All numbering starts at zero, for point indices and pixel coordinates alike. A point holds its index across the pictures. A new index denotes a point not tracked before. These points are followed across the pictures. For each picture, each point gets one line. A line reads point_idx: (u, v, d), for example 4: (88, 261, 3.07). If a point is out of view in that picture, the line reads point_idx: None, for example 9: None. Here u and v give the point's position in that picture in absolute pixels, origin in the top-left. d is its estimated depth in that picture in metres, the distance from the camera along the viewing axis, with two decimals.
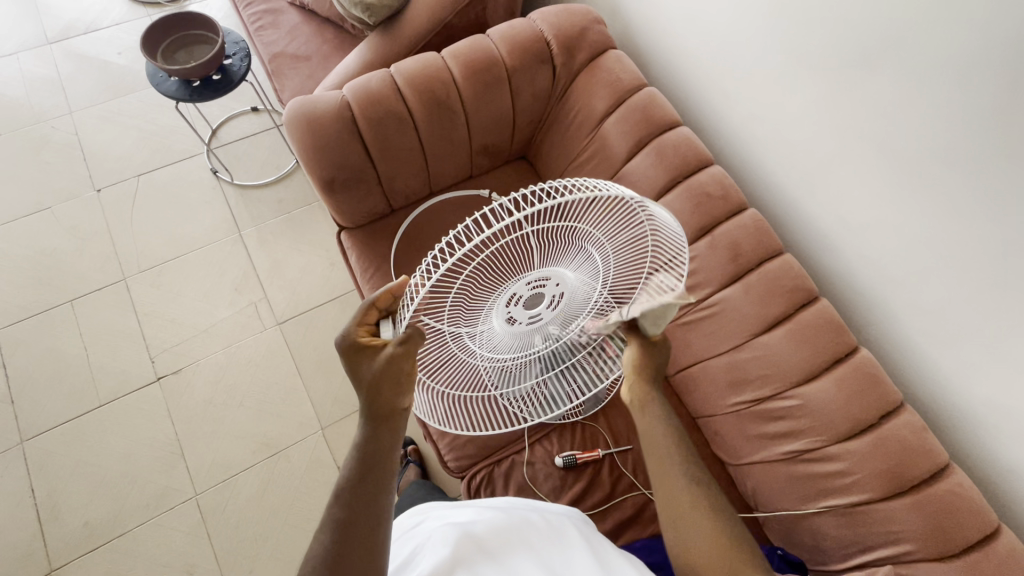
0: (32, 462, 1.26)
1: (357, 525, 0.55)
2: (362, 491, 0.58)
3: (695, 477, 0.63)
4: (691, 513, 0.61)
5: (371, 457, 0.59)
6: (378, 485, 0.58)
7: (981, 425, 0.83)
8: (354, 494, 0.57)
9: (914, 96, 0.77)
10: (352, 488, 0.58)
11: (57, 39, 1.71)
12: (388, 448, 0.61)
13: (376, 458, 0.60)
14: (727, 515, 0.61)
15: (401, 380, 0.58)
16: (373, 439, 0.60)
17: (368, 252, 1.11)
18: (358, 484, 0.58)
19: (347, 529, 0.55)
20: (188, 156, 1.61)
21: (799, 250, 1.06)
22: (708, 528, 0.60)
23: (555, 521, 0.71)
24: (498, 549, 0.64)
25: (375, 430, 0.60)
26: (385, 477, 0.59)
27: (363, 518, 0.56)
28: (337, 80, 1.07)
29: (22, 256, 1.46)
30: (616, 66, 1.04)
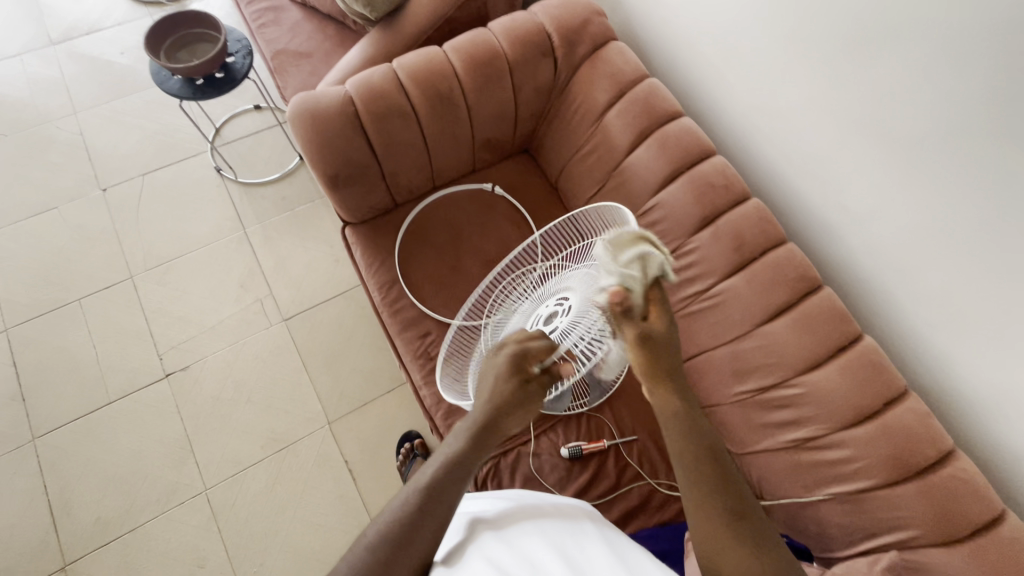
0: (44, 459, 1.28)
1: (436, 519, 0.61)
2: (444, 497, 0.62)
3: (709, 469, 0.60)
4: (700, 506, 0.59)
5: (459, 469, 0.64)
6: (456, 492, 0.63)
7: (985, 410, 0.83)
8: (434, 493, 0.62)
9: (918, 81, 0.77)
10: (436, 485, 0.63)
11: (60, 40, 1.72)
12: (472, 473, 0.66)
13: (465, 468, 0.65)
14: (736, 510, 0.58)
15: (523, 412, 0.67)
16: (474, 456, 0.66)
17: (373, 246, 1.12)
18: (441, 483, 0.63)
19: (420, 518, 0.60)
20: (192, 154, 1.62)
21: (801, 239, 1.06)
22: (712, 520, 0.58)
23: (565, 507, 0.71)
24: (509, 529, 0.64)
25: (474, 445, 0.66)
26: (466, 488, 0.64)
27: (441, 511, 0.61)
28: (339, 76, 1.07)
29: (30, 256, 1.47)
30: (617, 57, 1.04)
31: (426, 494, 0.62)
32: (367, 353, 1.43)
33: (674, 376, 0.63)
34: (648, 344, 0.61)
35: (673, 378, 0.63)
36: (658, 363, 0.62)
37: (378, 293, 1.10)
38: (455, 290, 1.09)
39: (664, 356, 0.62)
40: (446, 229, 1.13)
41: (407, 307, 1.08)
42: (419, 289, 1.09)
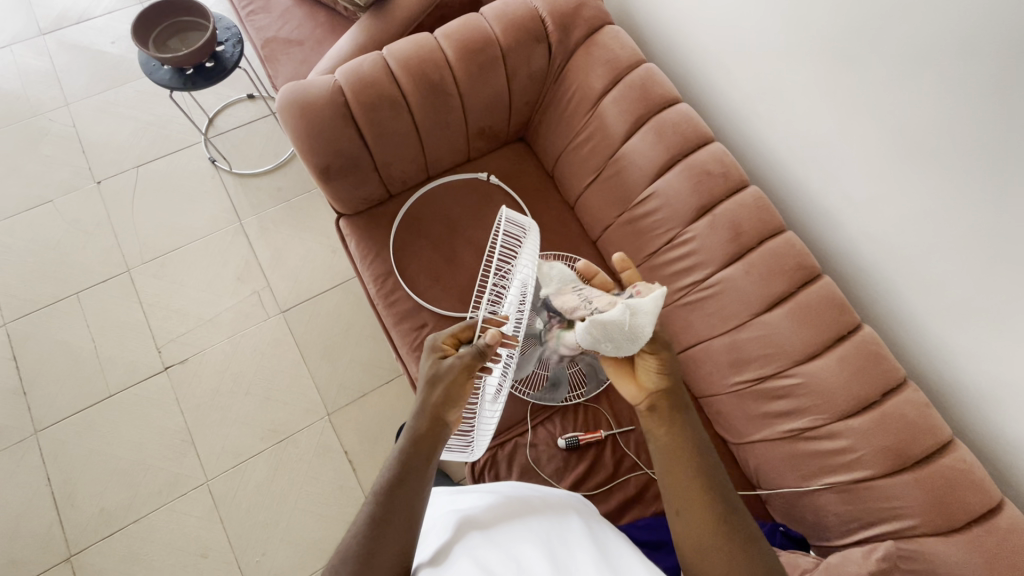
0: (47, 452, 1.29)
1: (398, 524, 0.61)
2: (400, 498, 0.63)
3: (710, 478, 0.64)
4: (697, 512, 0.61)
5: (410, 468, 0.65)
6: (414, 495, 0.63)
7: (983, 400, 0.82)
8: (392, 500, 0.63)
9: (922, 65, 0.74)
10: (390, 492, 0.63)
11: (50, 30, 1.70)
12: (426, 471, 0.66)
13: (417, 466, 0.66)
14: (734, 517, 0.61)
15: (453, 396, 0.70)
16: (422, 456, 0.66)
17: (367, 238, 1.11)
18: (395, 486, 0.63)
19: (382, 528, 0.61)
20: (186, 146, 1.61)
21: (800, 228, 1.04)
22: (712, 527, 0.60)
23: (553, 501, 0.72)
24: (495, 526, 0.65)
25: (417, 442, 0.67)
26: (423, 488, 0.65)
27: (402, 516, 0.62)
28: (329, 64, 1.05)
29: (27, 250, 1.47)
30: (613, 42, 1.02)
31: (384, 501, 0.62)
32: (365, 344, 1.43)
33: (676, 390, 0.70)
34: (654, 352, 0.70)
35: (678, 397, 0.70)
36: (669, 379, 0.70)
37: (373, 285, 1.09)
38: (450, 282, 1.08)
39: (672, 373, 0.71)
40: (440, 220, 1.12)
41: (403, 299, 1.07)
42: (414, 281, 1.08)
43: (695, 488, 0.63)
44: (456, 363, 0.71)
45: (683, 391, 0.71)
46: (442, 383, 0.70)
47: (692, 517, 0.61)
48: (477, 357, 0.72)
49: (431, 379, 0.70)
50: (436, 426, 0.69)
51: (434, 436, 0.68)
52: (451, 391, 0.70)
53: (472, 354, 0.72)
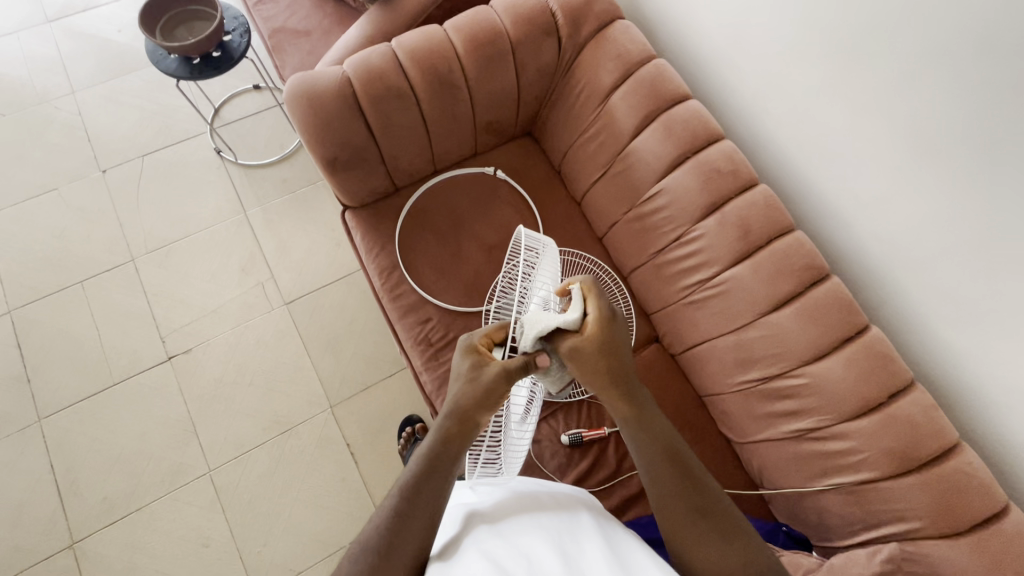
0: (51, 439, 1.29)
1: (420, 520, 0.62)
2: (425, 497, 0.64)
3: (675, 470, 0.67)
4: (672, 505, 0.65)
5: (438, 468, 0.66)
6: (438, 495, 0.64)
7: (991, 404, 0.82)
8: (416, 497, 0.64)
9: (937, 64, 0.73)
10: (416, 488, 0.64)
11: (56, 17, 1.69)
12: (452, 471, 0.67)
13: (445, 466, 0.67)
14: (705, 506, 0.65)
15: (491, 399, 0.69)
16: (451, 456, 0.67)
17: (373, 231, 1.11)
18: (421, 483, 0.65)
19: (404, 523, 0.62)
20: (191, 136, 1.60)
21: (809, 228, 1.03)
22: (687, 520, 0.64)
23: (561, 497, 0.71)
24: (505, 520, 0.64)
25: (446, 442, 0.68)
26: (448, 487, 0.66)
27: (425, 512, 0.63)
28: (337, 55, 1.05)
29: (31, 238, 1.47)
30: (624, 37, 1.01)
31: (409, 497, 0.63)
32: (368, 337, 1.43)
33: (615, 378, 0.70)
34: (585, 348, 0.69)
35: (617, 385, 0.70)
36: (597, 364, 0.69)
37: (378, 278, 1.09)
38: (456, 277, 1.07)
39: (612, 361, 0.70)
40: (447, 214, 1.11)
41: (408, 293, 1.07)
42: (419, 275, 1.08)
43: (675, 485, 0.66)
44: (497, 370, 0.69)
45: (626, 376, 0.71)
46: (477, 387, 0.69)
47: (667, 510, 0.66)
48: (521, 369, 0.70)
49: (469, 382, 0.69)
50: (468, 429, 0.69)
51: (464, 438, 0.69)
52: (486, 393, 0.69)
53: (518, 364, 0.69)
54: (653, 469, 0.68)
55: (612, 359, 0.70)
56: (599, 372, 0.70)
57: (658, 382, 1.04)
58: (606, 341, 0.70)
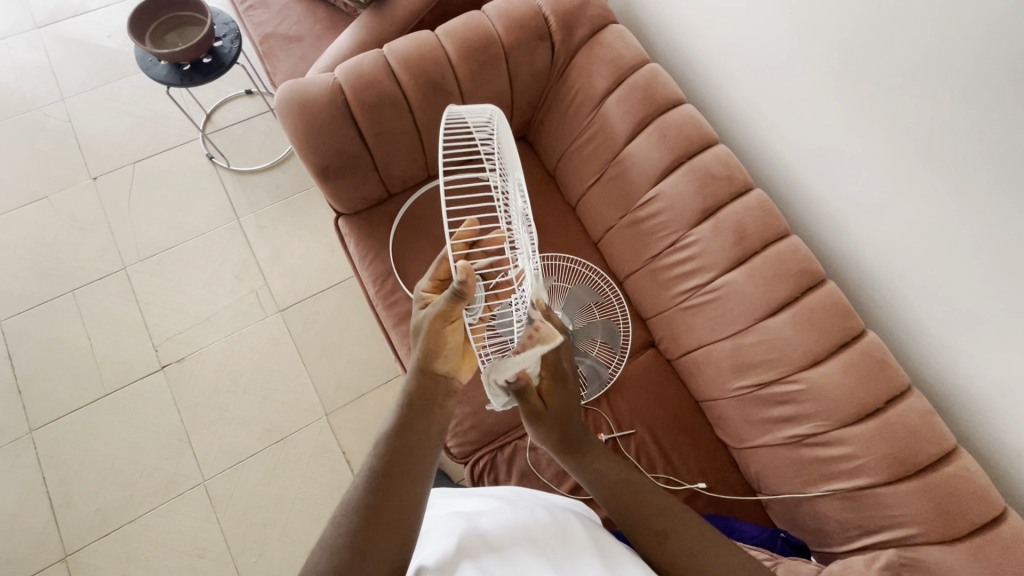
0: (42, 450, 1.28)
1: (400, 484, 0.61)
2: (401, 459, 0.62)
3: (637, 497, 0.75)
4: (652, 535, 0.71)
5: (412, 422, 0.66)
6: (416, 457, 0.64)
7: (987, 408, 0.82)
8: (393, 460, 0.62)
9: (927, 69, 0.74)
10: (392, 449, 0.63)
11: (45, 23, 1.68)
12: (429, 431, 0.66)
13: (416, 425, 0.66)
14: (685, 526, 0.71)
15: (442, 347, 0.68)
16: (422, 415, 0.67)
17: (366, 238, 1.10)
18: (396, 443, 0.63)
19: (381, 488, 0.60)
20: (184, 142, 1.59)
21: (804, 231, 1.03)
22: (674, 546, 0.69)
23: (554, 510, 0.72)
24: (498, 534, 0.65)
25: (417, 401, 0.67)
26: (424, 447, 0.65)
27: (403, 472, 0.62)
28: (328, 61, 1.04)
29: (22, 247, 1.45)
30: (617, 41, 1.00)
31: (388, 455, 0.63)
32: (363, 343, 1.42)
33: (568, 442, 0.81)
34: (540, 418, 0.81)
35: (572, 447, 0.81)
36: (551, 431, 0.81)
37: (372, 286, 1.08)
38: None
39: (554, 423, 0.82)
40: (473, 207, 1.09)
41: (403, 299, 1.06)
42: (413, 281, 1.07)
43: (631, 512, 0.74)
44: (432, 312, 0.66)
45: (576, 438, 0.82)
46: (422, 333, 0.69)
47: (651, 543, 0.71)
48: (454, 301, 0.63)
49: (414, 333, 0.69)
50: (439, 380, 0.69)
51: (437, 381, 0.69)
52: (432, 339, 0.67)
53: (449, 298, 0.62)
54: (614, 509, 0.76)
55: (558, 428, 0.81)
56: (547, 437, 0.81)
57: (655, 388, 1.03)
58: (555, 424, 0.82)
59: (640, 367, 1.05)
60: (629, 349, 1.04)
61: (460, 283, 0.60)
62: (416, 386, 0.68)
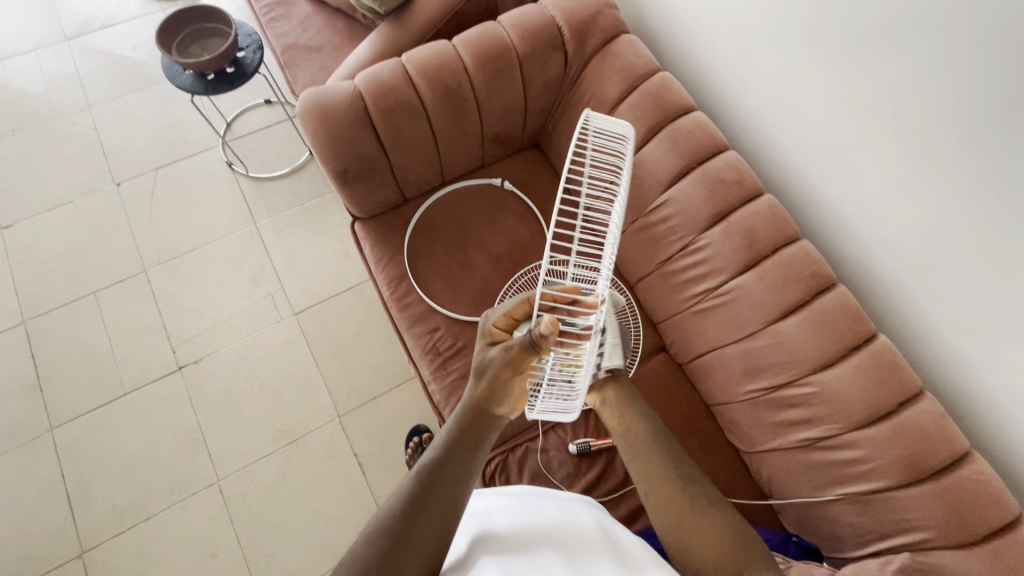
0: (62, 449, 1.31)
1: (434, 513, 0.61)
2: (440, 486, 0.63)
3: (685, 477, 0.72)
4: (691, 514, 0.69)
5: (456, 457, 0.66)
6: (457, 485, 0.64)
7: (1001, 412, 0.82)
8: (434, 487, 0.63)
9: (933, 76, 0.75)
10: (432, 476, 0.64)
11: (74, 35, 1.74)
12: (472, 467, 0.67)
13: (460, 460, 0.66)
14: (724, 511, 0.69)
15: (504, 391, 0.66)
16: (468, 451, 0.67)
17: (382, 242, 1.12)
18: (438, 471, 0.64)
19: (418, 510, 0.61)
20: (204, 149, 1.63)
21: (814, 237, 1.04)
22: (709, 526, 0.68)
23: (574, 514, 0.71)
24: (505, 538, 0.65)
25: (465, 437, 0.67)
26: (465, 481, 0.65)
27: (440, 501, 0.62)
28: (348, 70, 1.07)
29: (47, 249, 1.49)
30: (629, 50, 1.03)
31: (426, 485, 0.63)
32: (376, 347, 1.44)
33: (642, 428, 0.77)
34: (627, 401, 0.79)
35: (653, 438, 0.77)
36: (641, 418, 0.78)
37: (387, 288, 1.10)
38: (464, 286, 1.08)
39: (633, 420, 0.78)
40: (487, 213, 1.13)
41: (417, 302, 1.08)
42: (427, 283, 1.09)
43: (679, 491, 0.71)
44: (500, 357, 0.65)
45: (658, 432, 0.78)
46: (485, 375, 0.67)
47: (682, 520, 0.69)
48: (528, 350, 0.62)
49: (477, 373, 0.67)
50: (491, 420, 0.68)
51: (486, 423, 0.68)
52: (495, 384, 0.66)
53: (523, 345, 0.62)
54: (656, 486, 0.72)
55: (641, 422, 0.78)
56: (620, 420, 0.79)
57: (666, 392, 1.04)
58: (631, 415, 0.78)
59: (650, 371, 1.06)
60: (640, 352, 1.05)
61: (539, 336, 0.59)
62: (466, 423, 0.68)
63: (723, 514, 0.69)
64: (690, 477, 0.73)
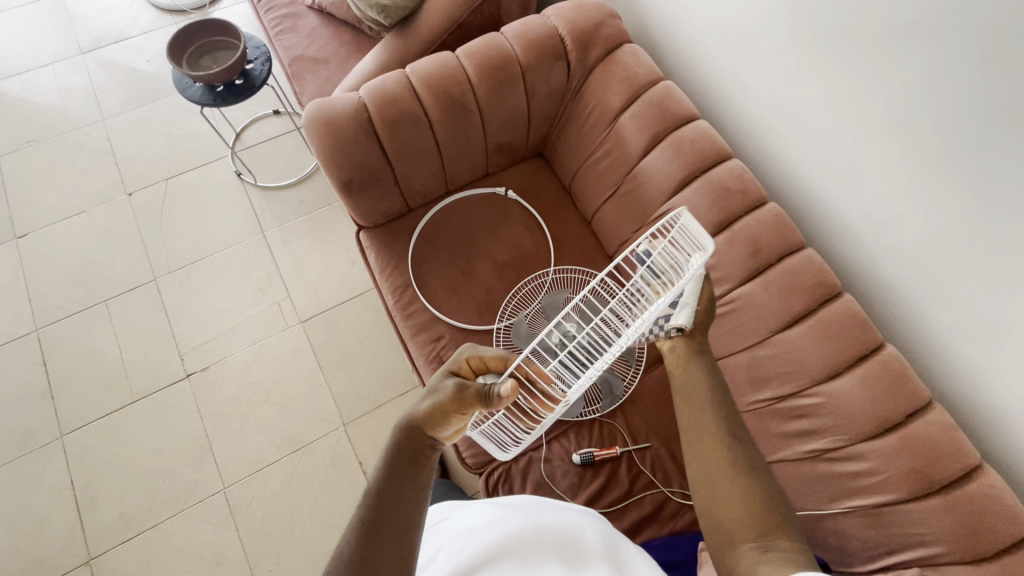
0: (71, 455, 1.32)
1: (391, 532, 0.57)
2: (392, 506, 0.59)
3: (736, 440, 0.64)
4: (725, 481, 0.61)
5: (402, 475, 0.61)
6: (410, 503, 0.60)
7: (1012, 424, 0.80)
8: (387, 508, 0.58)
9: (936, 85, 0.75)
10: (381, 498, 0.59)
11: (90, 48, 1.78)
12: (422, 481, 0.62)
13: (405, 478, 0.61)
14: (767, 484, 0.61)
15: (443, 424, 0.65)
16: (413, 469, 0.62)
17: (387, 251, 1.13)
18: (386, 491, 0.60)
19: (372, 534, 0.56)
20: (213, 159, 1.66)
21: (820, 245, 1.03)
22: (742, 493, 0.60)
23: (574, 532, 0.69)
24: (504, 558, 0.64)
25: (408, 456, 0.63)
26: (417, 496, 0.60)
27: (392, 522, 0.57)
28: (354, 81, 1.08)
29: (60, 258, 1.52)
30: (631, 60, 1.03)
31: (379, 504, 0.59)
32: (381, 356, 1.44)
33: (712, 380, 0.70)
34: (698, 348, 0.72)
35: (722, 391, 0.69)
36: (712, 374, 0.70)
37: (391, 297, 1.11)
38: (468, 295, 1.09)
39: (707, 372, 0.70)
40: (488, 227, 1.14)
41: (420, 311, 1.08)
42: (431, 292, 1.09)
43: (723, 452, 0.63)
44: (452, 389, 0.65)
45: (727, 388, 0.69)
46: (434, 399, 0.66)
47: (716, 483, 0.62)
48: (481, 400, 0.64)
49: (428, 393, 0.67)
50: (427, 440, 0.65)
51: (424, 443, 0.65)
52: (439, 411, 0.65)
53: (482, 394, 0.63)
54: (698, 443, 0.66)
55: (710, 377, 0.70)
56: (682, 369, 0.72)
57: (670, 401, 1.03)
58: (699, 366, 0.71)
59: (655, 380, 1.05)
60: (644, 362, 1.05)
61: (498, 395, 0.62)
62: (404, 441, 0.64)
63: (762, 481, 0.61)
64: (740, 440, 0.65)
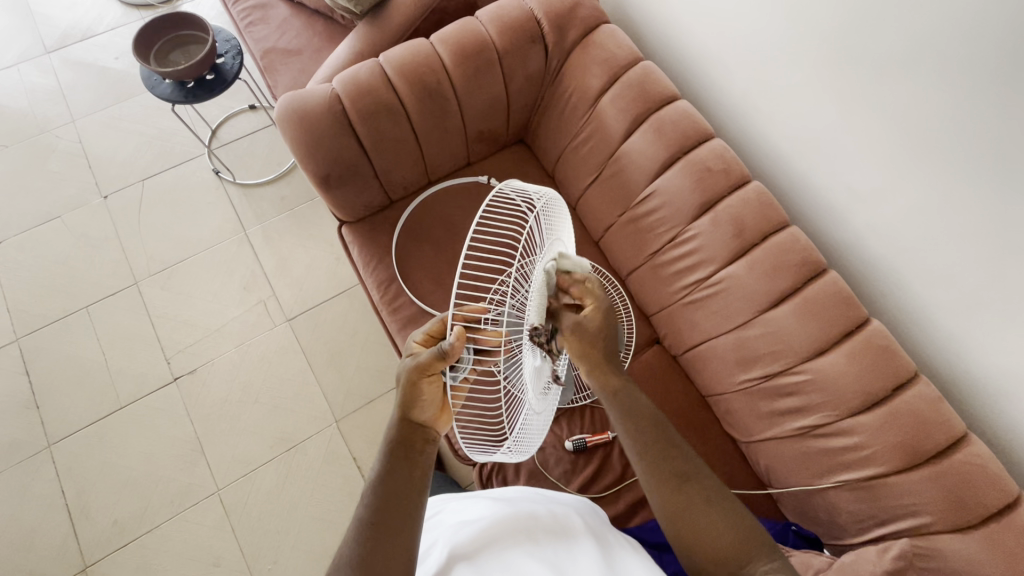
0: (61, 464, 1.30)
1: (389, 527, 0.58)
2: (392, 497, 0.59)
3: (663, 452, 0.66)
4: (695, 512, 0.62)
5: (397, 468, 0.61)
6: (406, 495, 0.60)
7: (996, 393, 0.81)
8: (384, 511, 0.58)
9: (915, 57, 0.74)
10: (378, 493, 0.60)
11: (55, 48, 1.72)
12: (418, 475, 0.62)
13: (400, 472, 0.61)
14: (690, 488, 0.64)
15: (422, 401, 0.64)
16: (402, 464, 0.62)
17: (369, 245, 1.11)
18: (381, 487, 0.60)
19: (370, 530, 0.57)
20: (190, 158, 1.62)
21: (806, 222, 1.02)
22: (711, 516, 0.62)
23: (567, 526, 0.68)
24: (495, 553, 0.63)
25: (399, 462, 0.62)
26: (413, 487, 0.61)
27: (390, 516, 0.58)
28: (327, 72, 1.06)
29: (36, 266, 1.48)
30: (610, 41, 1.01)
31: (373, 504, 0.59)
32: (371, 351, 1.43)
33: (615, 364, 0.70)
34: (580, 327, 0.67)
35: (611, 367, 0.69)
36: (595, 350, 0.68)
37: (376, 291, 1.09)
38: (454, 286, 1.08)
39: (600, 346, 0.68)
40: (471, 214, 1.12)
41: (407, 305, 1.07)
42: (416, 285, 1.08)
43: (661, 458, 0.66)
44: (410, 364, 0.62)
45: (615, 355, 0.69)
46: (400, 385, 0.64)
47: (674, 507, 0.63)
48: (438, 358, 0.60)
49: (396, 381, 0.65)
50: (418, 428, 0.64)
51: (418, 433, 0.64)
52: (412, 392, 0.63)
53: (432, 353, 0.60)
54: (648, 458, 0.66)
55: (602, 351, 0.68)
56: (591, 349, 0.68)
57: (658, 385, 1.03)
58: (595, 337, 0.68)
59: (643, 364, 1.05)
60: (633, 346, 1.04)
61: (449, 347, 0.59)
62: (396, 434, 0.63)
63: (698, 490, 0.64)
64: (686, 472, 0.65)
